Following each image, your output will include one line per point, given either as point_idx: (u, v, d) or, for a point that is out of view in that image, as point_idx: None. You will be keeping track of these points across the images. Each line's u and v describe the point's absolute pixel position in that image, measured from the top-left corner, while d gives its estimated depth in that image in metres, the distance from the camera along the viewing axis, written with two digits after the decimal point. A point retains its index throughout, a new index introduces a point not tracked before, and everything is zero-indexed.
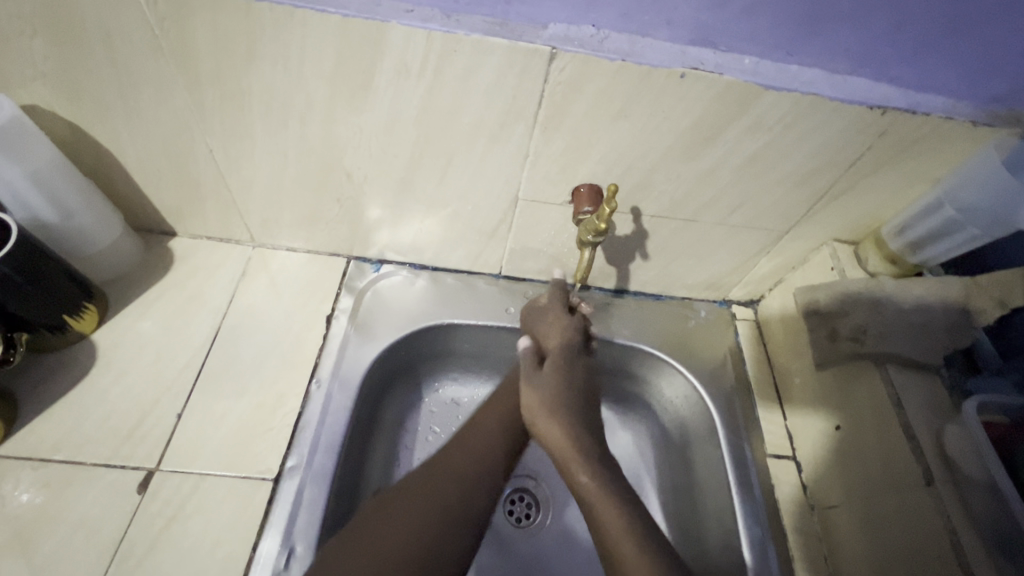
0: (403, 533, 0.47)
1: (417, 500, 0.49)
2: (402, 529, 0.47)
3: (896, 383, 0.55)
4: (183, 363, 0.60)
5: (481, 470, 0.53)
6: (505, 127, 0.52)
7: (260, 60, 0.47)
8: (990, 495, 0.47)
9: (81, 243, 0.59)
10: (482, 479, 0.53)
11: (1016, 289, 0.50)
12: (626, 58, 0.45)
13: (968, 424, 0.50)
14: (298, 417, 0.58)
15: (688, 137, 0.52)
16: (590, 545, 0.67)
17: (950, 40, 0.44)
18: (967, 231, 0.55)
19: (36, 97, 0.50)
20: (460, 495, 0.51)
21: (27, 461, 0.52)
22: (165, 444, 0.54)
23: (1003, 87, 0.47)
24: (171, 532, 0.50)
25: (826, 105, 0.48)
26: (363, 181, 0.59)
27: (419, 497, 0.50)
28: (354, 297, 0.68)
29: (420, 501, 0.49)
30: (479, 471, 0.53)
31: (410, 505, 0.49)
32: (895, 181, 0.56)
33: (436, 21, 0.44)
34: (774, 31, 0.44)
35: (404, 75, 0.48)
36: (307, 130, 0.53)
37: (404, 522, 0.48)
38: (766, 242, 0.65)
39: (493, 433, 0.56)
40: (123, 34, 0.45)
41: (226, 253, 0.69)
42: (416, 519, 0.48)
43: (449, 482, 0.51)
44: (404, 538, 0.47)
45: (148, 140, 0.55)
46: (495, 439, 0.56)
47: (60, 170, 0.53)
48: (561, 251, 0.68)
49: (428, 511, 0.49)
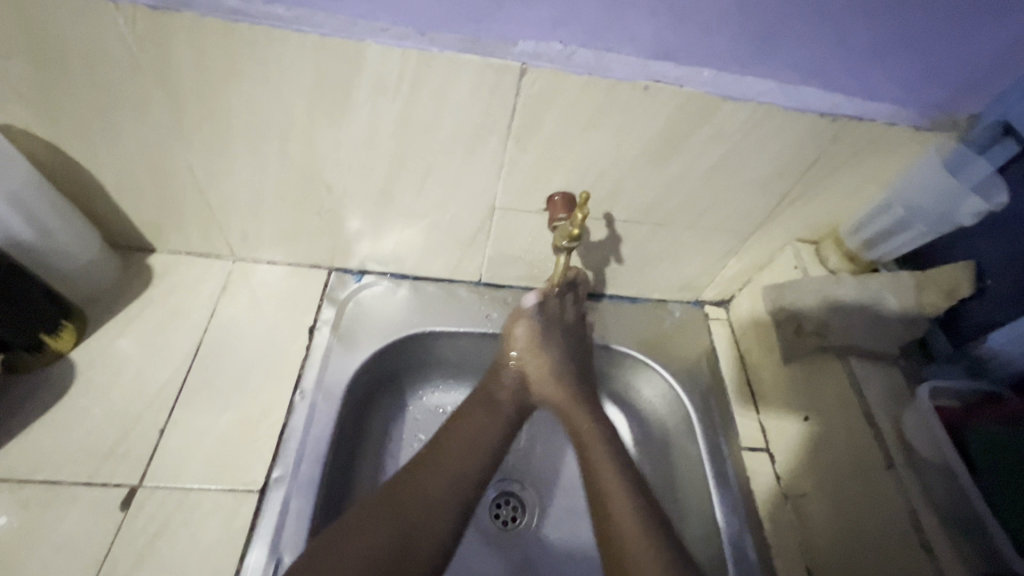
0: (399, 520, 0.49)
1: (413, 493, 0.52)
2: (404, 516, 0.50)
3: (857, 373, 0.58)
4: (165, 379, 0.60)
5: (469, 463, 0.56)
6: (481, 139, 0.54)
7: (240, 77, 0.48)
8: (947, 475, 0.50)
9: (60, 261, 0.58)
10: (469, 471, 0.56)
11: (963, 278, 0.55)
12: (592, 72, 0.48)
13: (923, 410, 0.53)
14: (283, 428, 0.58)
15: (654, 145, 0.54)
16: (576, 544, 0.68)
17: (890, 53, 0.47)
18: (916, 228, 0.60)
19: (12, 117, 0.50)
20: (452, 488, 0.54)
21: (5, 483, 0.51)
22: (148, 461, 0.54)
23: (941, 96, 0.51)
24: (156, 548, 0.50)
25: (780, 113, 0.51)
26: (343, 195, 0.60)
27: (420, 488, 0.53)
28: (336, 308, 0.68)
29: (419, 494, 0.52)
30: (466, 468, 0.56)
31: (411, 498, 0.52)
32: (849, 183, 0.59)
33: (410, 39, 0.46)
34: (730, 45, 0.47)
35: (381, 91, 0.49)
36: (287, 145, 0.54)
37: (398, 513, 0.50)
38: (734, 243, 0.68)
39: (479, 432, 0.59)
40: (102, 54, 0.46)
41: (206, 268, 0.69)
42: (410, 508, 0.51)
43: (444, 474, 0.54)
44: (398, 522, 0.49)
45: (127, 156, 0.55)
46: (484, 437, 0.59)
47: (38, 189, 0.54)
48: (539, 256, 0.70)
49: (424, 502, 0.52)
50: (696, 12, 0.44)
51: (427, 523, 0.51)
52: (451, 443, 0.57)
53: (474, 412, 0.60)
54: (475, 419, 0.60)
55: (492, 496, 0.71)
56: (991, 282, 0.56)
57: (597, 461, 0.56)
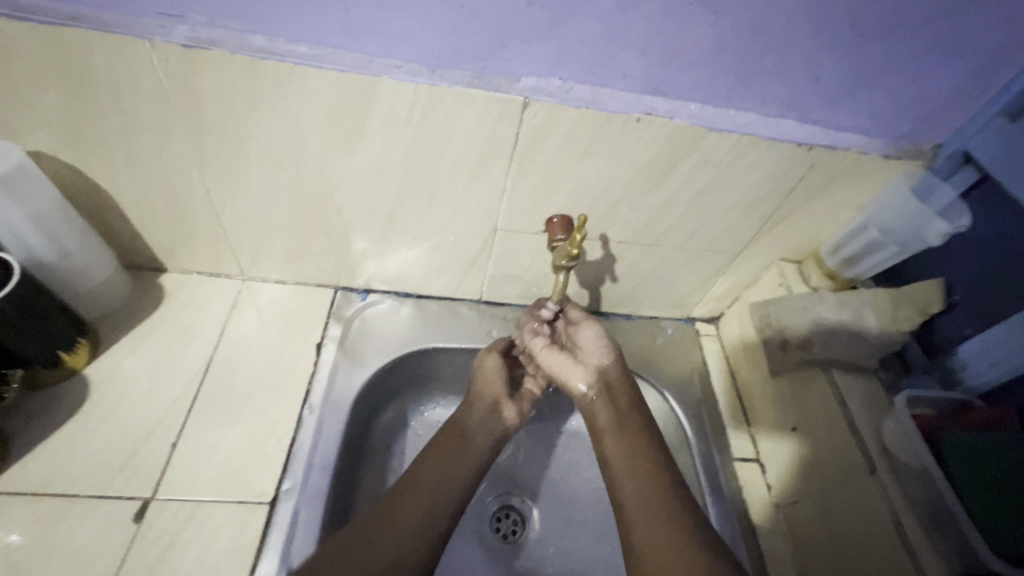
0: (376, 547, 0.49)
1: (384, 518, 0.51)
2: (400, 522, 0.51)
3: (840, 385, 0.61)
4: (176, 394, 0.62)
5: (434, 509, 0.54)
6: (484, 166, 0.58)
7: (260, 109, 0.51)
8: (925, 481, 0.53)
9: (76, 280, 0.60)
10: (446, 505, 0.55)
11: (933, 296, 0.59)
12: (589, 106, 0.52)
13: (900, 418, 0.55)
14: (292, 442, 0.60)
15: (646, 172, 0.58)
16: (573, 560, 0.70)
17: (858, 90, 0.52)
18: (888, 247, 0.63)
19: (41, 143, 0.53)
20: (435, 515, 0.53)
21: (21, 496, 0.52)
22: (160, 474, 0.56)
23: (906, 127, 0.56)
24: (168, 559, 0.51)
25: (761, 143, 0.55)
26: (352, 217, 0.64)
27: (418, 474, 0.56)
28: (342, 326, 0.71)
29: (412, 506, 0.53)
30: (445, 500, 0.55)
31: (403, 511, 0.52)
32: (827, 207, 0.64)
33: (422, 76, 0.50)
34: (714, 82, 0.51)
35: (393, 122, 0.53)
36: (301, 171, 0.58)
37: (374, 544, 0.49)
38: (721, 263, 0.71)
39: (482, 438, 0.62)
40: (132, 86, 0.49)
41: (216, 287, 0.72)
42: (386, 532, 0.50)
43: (441, 471, 0.57)
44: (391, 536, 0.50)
45: (147, 181, 0.58)
46: (460, 460, 0.59)
47: (61, 211, 0.56)
48: (537, 276, 0.73)
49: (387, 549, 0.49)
50: (682, 52, 0.49)
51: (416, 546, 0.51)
52: (440, 461, 0.58)
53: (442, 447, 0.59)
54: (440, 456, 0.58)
55: (493, 510, 0.73)
56: (961, 297, 0.60)
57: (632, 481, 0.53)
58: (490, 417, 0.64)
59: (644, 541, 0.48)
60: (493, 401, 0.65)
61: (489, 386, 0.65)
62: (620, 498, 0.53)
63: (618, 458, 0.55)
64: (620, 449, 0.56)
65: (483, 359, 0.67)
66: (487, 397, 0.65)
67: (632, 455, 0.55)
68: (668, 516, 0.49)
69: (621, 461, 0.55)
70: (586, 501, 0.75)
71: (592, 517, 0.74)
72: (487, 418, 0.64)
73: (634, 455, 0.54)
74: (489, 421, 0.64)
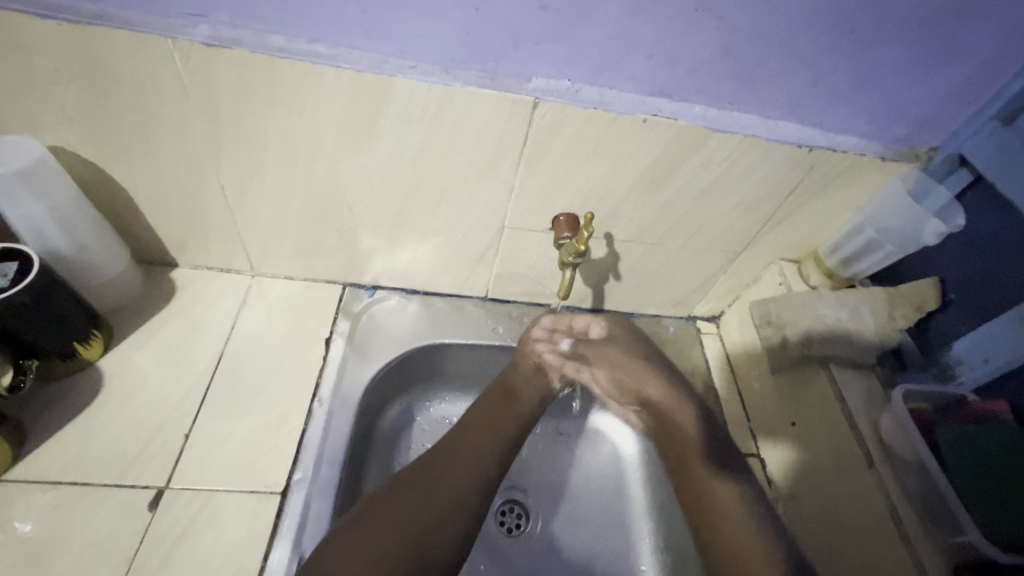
0: (384, 549, 0.48)
1: (384, 515, 0.50)
2: (430, 491, 0.53)
3: (840, 380, 0.62)
4: (188, 387, 0.63)
5: (469, 485, 0.56)
6: (493, 165, 0.59)
7: (279, 106, 0.53)
8: (921, 473, 0.55)
9: (91, 273, 0.61)
10: (477, 479, 0.57)
11: (930, 295, 0.62)
12: (597, 106, 0.53)
13: (898, 412, 0.57)
14: (302, 434, 0.61)
15: (651, 172, 0.60)
16: (578, 553, 0.72)
17: (857, 94, 0.54)
18: (884, 248, 0.66)
19: (60, 139, 0.54)
20: (450, 513, 0.53)
21: (36, 484, 0.53)
22: (174, 463, 0.57)
23: (902, 131, 0.58)
24: (183, 547, 0.52)
25: (763, 144, 0.57)
26: (362, 214, 0.65)
27: (456, 450, 0.58)
28: (350, 321, 0.72)
29: (446, 476, 0.55)
30: (459, 497, 0.55)
31: (433, 480, 0.54)
32: (826, 208, 0.65)
33: (436, 75, 0.51)
34: (718, 85, 0.53)
35: (407, 121, 0.54)
36: (315, 168, 0.59)
37: (381, 546, 0.48)
38: (723, 262, 0.73)
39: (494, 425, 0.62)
40: (153, 83, 0.50)
41: (226, 283, 0.73)
42: (394, 534, 0.49)
43: (476, 447, 0.59)
44: (418, 508, 0.52)
45: (163, 176, 0.59)
46: (489, 440, 0.60)
47: (80, 205, 0.57)
48: (542, 273, 0.74)
49: (412, 519, 0.51)
50: (687, 56, 0.50)
51: (429, 543, 0.50)
52: (454, 455, 0.57)
53: (476, 423, 0.61)
54: (476, 433, 0.60)
55: (497, 504, 0.74)
56: (955, 295, 0.62)
57: (718, 520, 0.57)
58: (537, 376, 0.67)
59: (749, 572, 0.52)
60: (540, 364, 0.68)
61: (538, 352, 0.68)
62: (699, 520, 0.58)
63: (699, 497, 0.59)
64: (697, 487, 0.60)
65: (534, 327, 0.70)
66: (534, 359, 0.68)
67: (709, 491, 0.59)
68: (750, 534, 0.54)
69: (704, 497, 0.59)
70: (589, 496, 0.76)
71: (595, 511, 0.75)
72: (533, 378, 0.67)
73: (713, 493, 0.58)
74: (536, 380, 0.67)
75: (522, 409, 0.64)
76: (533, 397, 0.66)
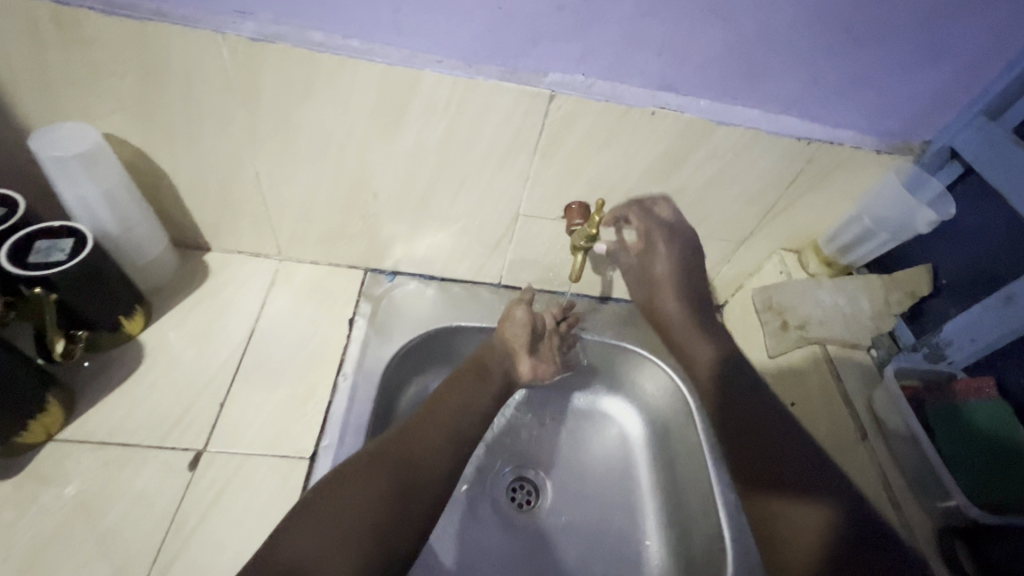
0: (362, 528, 0.50)
1: (350, 494, 0.51)
2: (405, 459, 0.56)
3: (835, 360, 0.65)
4: (222, 360, 0.67)
5: (442, 456, 0.59)
6: (511, 155, 0.63)
7: (314, 98, 0.57)
8: (914, 446, 0.58)
9: (134, 253, 0.66)
10: (450, 448, 0.60)
11: (921, 281, 0.65)
12: (609, 99, 0.57)
13: (890, 388, 0.61)
14: (328, 407, 0.65)
15: (659, 162, 0.64)
16: (589, 527, 0.75)
17: (852, 90, 0.58)
18: (879, 236, 0.69)
19: (112, 127, 0.59)
20: (423, 480, 0.56)
21: (87, 444, 0.57)
22: (210, 429, 0.61)
23: (897, 125, 0.61)
24: (220, 503, 0.56)
25: (765, 137, 0.61)
26: (386, 201, 0.69)
27: (435, 421, 0.61)
28: (372, 304, 0.76)
29: (422, 445, 0.58)
30: (432, 470, 0.57)
31: (407, 448, 0.57)
32: (824, 199, 0.69)
33: (460, 70, 0.55)
34: (723, 81, 0.57)
35: (432, 112, 0.59)
36: (344, 157, 0.63)
37: (360, 517, 0.50)
38: (726, 251, 0.77)
39: (459, 404, 0.65)
40: (202, 75, 0.55)
41: (256, 266, 0.77)
42: (372, 506, 0.51)
43: (447, 421, 0.62)
44: (398, 474, 0.54)
45: (203, 163, 0.64)
46: (457, 417, 0.64)
47: (127, 189, 0.61)
48: (553, 261, 0.78)
49: (388, 482, 0.54)
50: (695, 53, 0.54)
51: (404, 511, 0.53)
52: (423, 435, 0.59)
53: (448, 398, 0.65)
54: (447, 408, 0.64)
55: (508, 481, 0.78)
56: (946, 281, 0.65)
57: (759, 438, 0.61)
58: (507, 360, 0.73)
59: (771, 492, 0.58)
60: (510, 349, 0.73)
61: (513, 336, 0.73)
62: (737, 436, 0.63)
63: (742, 422, 0.64)
64: (739, 410, 0.65)
65: (513, 308, 0.74)
66: (506, 344, 0.73)
67: (753, 421, 0.63)
68: (782, 458, 0.59)
69: (744, 423, 0.63)
70: (597, 474, 0.79)
71: (603, 488, 0.78)
72: (502, 360, 0.72)
73: (756, 419, 0.63)
74: (504, 362, 0.72)
75: (491, 388, 0.69)
76: (501, 377, 0.71)
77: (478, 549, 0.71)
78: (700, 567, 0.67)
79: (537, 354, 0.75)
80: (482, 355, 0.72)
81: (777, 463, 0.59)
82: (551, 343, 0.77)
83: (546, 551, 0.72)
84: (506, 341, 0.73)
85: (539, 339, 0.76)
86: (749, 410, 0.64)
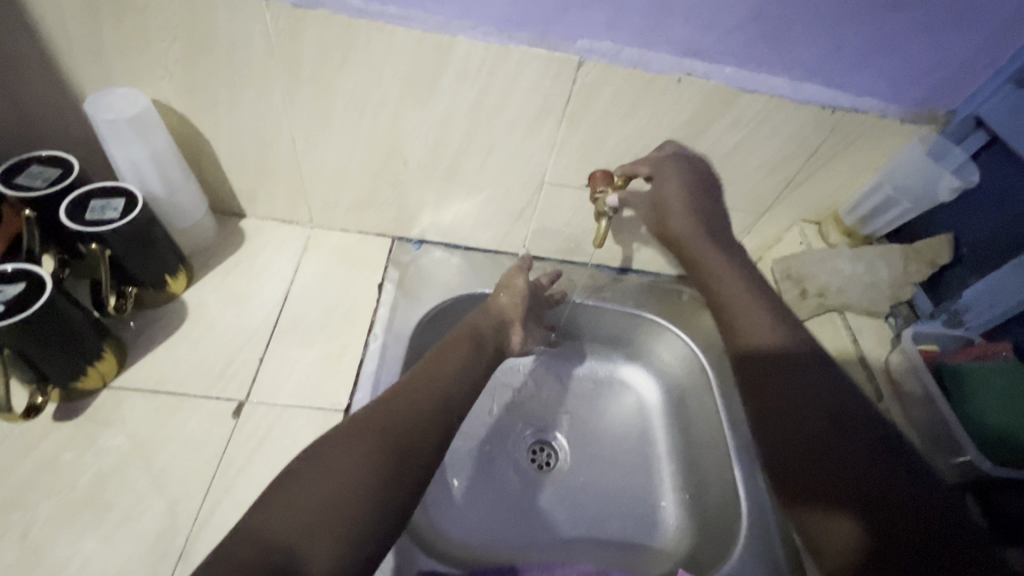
0: (347, 501, 0.43)
1: (333, 463, 0.45)
2: (391, 426, 0.49)
3: (853, 326, 0.68)
4: (260, 319, 0.71)
5: (430, 420, 0.52)
6: (538, 122, 0.65)
7: (350, 64, 0.59)
8: (927, 404, 0.60)
9: (178, 216, 0.69)
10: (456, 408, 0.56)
11: (943, 250, 0.66)
12: (636, 66, 0.59)
13: (907, 351, 0.63)
14: (360, 364, 0.68)
15: (683, 130, 0.65)
16: (607, 485, 0.77)
17: (878, 56, 0.58)
18: (901, 204, 0.70)
19: (159, 92, 0.62)
20: (414, 445, 0.49)
21: (140, 392, 0.62)
22: (251, 382, 0.64)
23: (921, 93, 0.62)
24: (264, 447, 0.59)
25: (789, 104, 0.62)
26: (416, 168, 0.71)
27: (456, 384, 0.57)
28: (400, 270, 0.79)
29: (409, 408, 0.52)
30: (422, 435, 0.51)
31: (395, 413, 0.51)
32: (846, 170, 0.69)
33: (492, 36, 0.57)
34: (749, 48, 0.58)
35: (463, 79, 0.61)
36: (377, 123, 0.65)
37: (348, 487, 0.44)
38: (747, 222, 0.78)
39: (455, 371, 0.59)
40: (244, 40, 0.57)
41: (289, 232, 0.80)
42: (357, 477, 0.45)
43: (436, 387, 0.56)
44: (386, 440, 0.48)
45: (242, 129, 0.66)
46: (450, 384, 0.57)
47: (173, 153, 0.64)
48: (576, 231, 0.80)
49: (366, 450, 0.47)
50: (720, 21, 0.55)
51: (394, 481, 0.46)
52: (411, 400, 0.53)
53: (446, 360, 0.59)
54: (436, 372, 0.57)
55: (529, 443, 0.81)
56: (966, 251, 0.67)
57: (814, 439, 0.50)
58: (501, 330, 0.69)
59: (817, 507, 0.47)
60: (506, 318, 0.70)
61: (511, 304, 0.71)
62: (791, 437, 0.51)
63: (800, 416, 0.52)
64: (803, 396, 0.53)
65: (512, 277, 0.74)
66: (504, 311, 0.70)
67: (807, 416, 0.51)
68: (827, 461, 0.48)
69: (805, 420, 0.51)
70: (615, 437, 0.82)
71: (620, 451, 0.81)
72: (495, 332, 0.68)
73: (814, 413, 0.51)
74: (498, 333, 0.68)
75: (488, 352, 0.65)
76: (495, 349, 0.66)
77: (502, 503, 0.74)
78: (711, 523, 0.70)
79: (529, 329, 0.73)
80: (476, 322, 0.67)
81: (825, 469, 0.48)
82: (541, 317, 0.77)
83: (563, 508, 0.75)
84: (502, 309, 0.71)
85: (532, 313, 0.75)
86: (817, 402, 0.52)
